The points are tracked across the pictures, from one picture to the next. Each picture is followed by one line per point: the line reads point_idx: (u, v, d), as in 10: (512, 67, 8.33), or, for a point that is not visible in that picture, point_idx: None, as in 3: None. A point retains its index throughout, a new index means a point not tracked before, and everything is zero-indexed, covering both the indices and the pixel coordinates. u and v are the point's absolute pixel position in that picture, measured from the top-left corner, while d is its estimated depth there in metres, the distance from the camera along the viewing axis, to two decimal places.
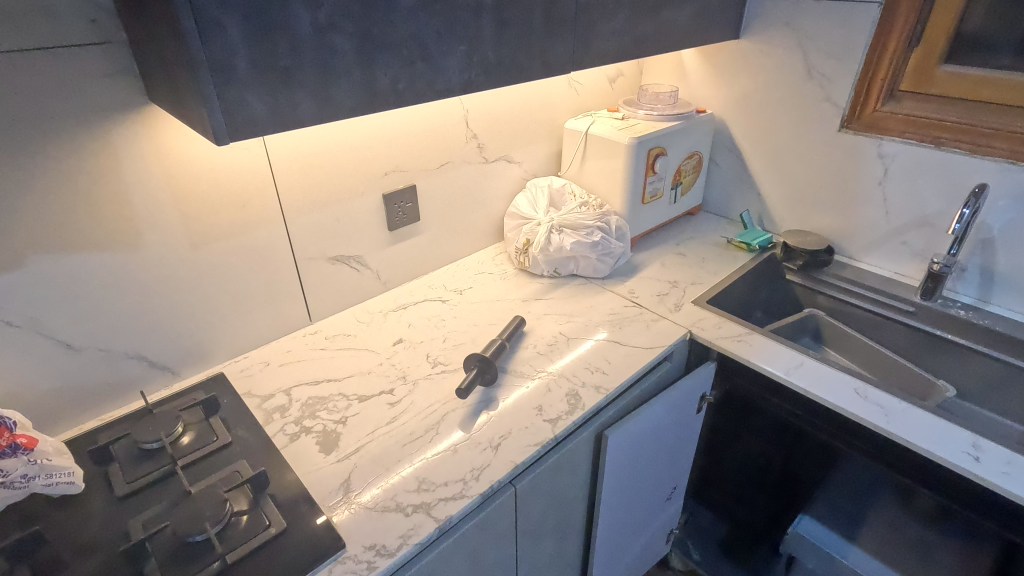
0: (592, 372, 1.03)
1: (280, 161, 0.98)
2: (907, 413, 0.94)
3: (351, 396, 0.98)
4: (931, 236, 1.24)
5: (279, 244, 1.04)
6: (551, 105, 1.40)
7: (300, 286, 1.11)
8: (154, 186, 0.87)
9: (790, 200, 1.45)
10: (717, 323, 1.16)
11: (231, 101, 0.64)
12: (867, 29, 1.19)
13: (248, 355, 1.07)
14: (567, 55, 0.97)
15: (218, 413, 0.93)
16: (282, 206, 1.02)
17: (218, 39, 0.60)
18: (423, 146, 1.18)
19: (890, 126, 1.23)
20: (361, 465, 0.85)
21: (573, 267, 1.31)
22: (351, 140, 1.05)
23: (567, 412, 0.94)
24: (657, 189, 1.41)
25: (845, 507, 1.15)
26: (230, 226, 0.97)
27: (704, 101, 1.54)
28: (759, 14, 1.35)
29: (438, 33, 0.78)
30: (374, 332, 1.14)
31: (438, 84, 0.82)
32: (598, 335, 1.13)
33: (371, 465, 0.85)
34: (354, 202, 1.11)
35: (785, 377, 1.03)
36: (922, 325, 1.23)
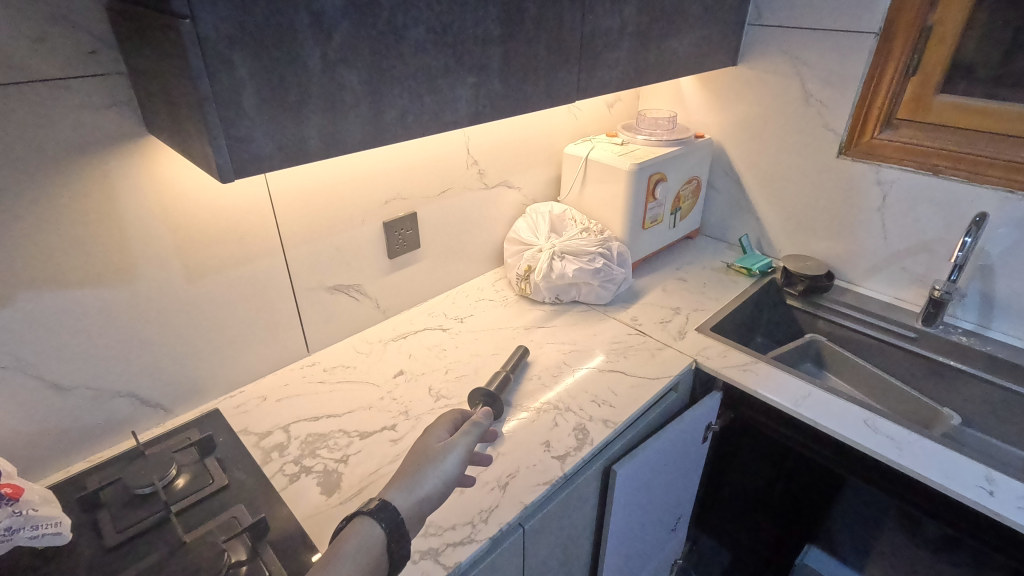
0: (599, 404, 1.01)
1: (280, 191, 0.96)
2: (918, 445, 0.93)
3: (352, 433, 0.95)
4: (930, 262, 1.24)
5: (277, 274, 1.01)
6: (551, 130, 1.39)
7: (298, 317, 1.08)
8: (151, 220, 0.84)
9: (788, 224, 1.46)
10: (721, 351, 1.15)
11: (238, 138, 0.61)
12: (864, 58, 1.20)
13: (244, 390, 1.04)
14: (572, 85, 0.97)
15: (213, 453, 0.89)
16: (281, 237, 0.99)
17: (227, 76, 0.58)
18: (424, 173, 1.16)
19: (887, 154, 1.23)
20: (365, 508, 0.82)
21: (574, 294, 1.29)
22: (353, 169, 1.04)
23: (575, 448, 0.92)
24: (657, 215, 1.41)
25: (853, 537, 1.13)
26: (228, 257, 0.94)
27: (701, 126, 1.54)
28: (757, 42, 1.36)
29: (446, 67, 0.77)
30: (374, 364, 1.11)
31: (446, 117, 0.80)
32: (597, 357, 1.13)
33: None
34: (354, 231, 1.09)
35: (793, 408, 1.01)
36: (923, 351, 1.23)
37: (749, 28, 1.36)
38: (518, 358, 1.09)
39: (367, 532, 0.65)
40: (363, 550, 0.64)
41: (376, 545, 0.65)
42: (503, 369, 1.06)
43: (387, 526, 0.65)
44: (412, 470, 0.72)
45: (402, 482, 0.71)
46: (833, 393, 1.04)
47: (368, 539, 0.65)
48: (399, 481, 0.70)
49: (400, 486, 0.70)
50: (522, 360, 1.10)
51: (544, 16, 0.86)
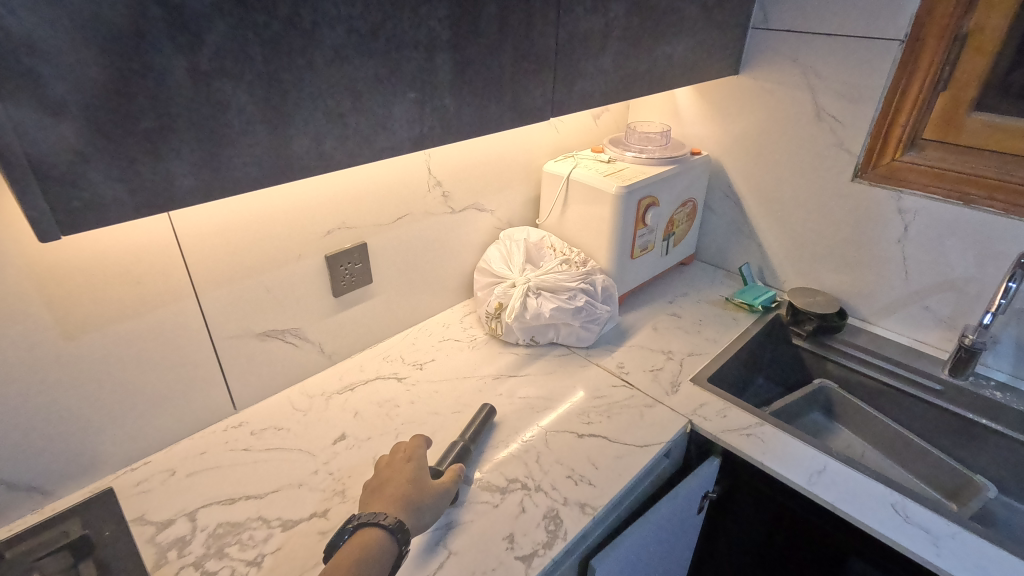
0: (575, 482, 0.84)
1: (186, 227, 0.78)
2: (958, 541, 0.77)
3: (273, 522, 0.77)
4: (958, 303, 1.09)
5: (188, 324, 0.84)
6: (528, 145, 1.22)
7: (220, 370, 0.91)
8: (8, 268, 0.66)
9: (795, 253, 1.30)
10: (720, 410, 0.98)
11: (61, 181, 0.44)
12: (887, 70, 1.04)
13: (150, 461, 0.86)
14: (545, 99, 0.80)
15: (93, 554, 0.72)
16: (192, 280, 0.82)
17: (34, 96, 0.41)
18: (375, 198, 0.99)
19: (911, 179, 1.08)
20: None
21: (552, 335, 1.12)
22: (284, 197, 0.86)
23: (545, 544, 0.75)
24: (648, 242, 1.25)
25: None
26: (118, 308, 0.76)
27: (698, 141, 1.38)
28: (762, 48, 1.20)
29: (377, 78, 0.60)
30: (312, 425, 0.94)
31: (379, 142, 0.63)
32: (575, 395, 1.01)
33: None
34: (288, 268, 0.92)
35: (807, 488, 0.85)
36: (950, 406, 1.07)
37: (754, 33, 1.20)
38: (478, 424, 0.91)
39: (379, 540, 0.66)
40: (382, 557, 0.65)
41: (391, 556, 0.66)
42: (461, 437, 0.88)
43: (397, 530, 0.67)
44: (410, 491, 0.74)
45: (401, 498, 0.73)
46: (852, 467, 0.88)
47: (384, 548, 0.66)
48: (402, 498, 0.72)
49: (401, 502, 0.72)
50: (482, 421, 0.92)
51: (509, 16, 0.69)
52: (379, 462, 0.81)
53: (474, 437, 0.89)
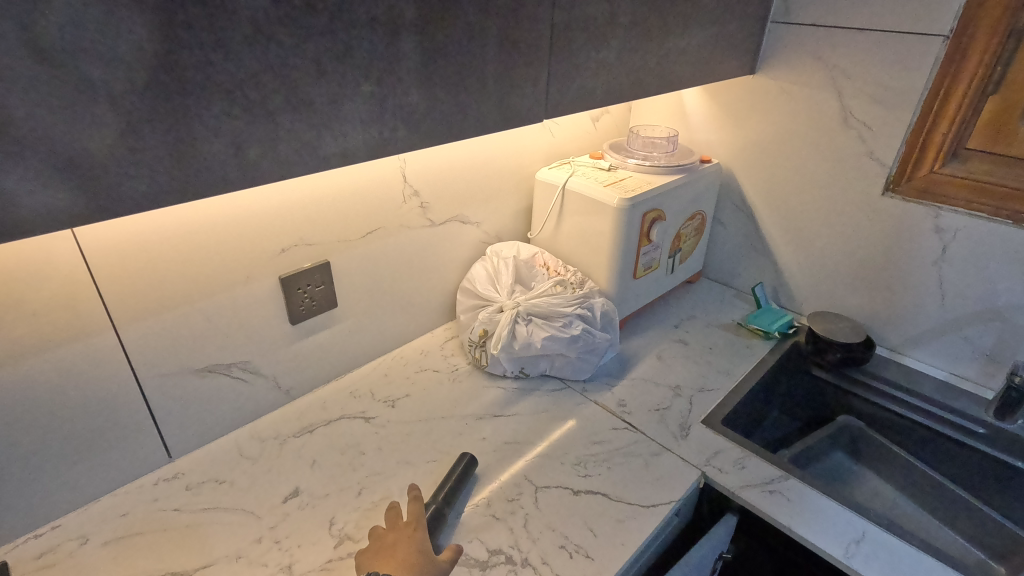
0: (570, 554, 0.70)
1: (98, 247, 0.64)
2: None
3: None
4: (1004, 334, 0.96)
5: (104, 362, 0.70)
6: (520, 150, 1.09)
7: (150, 414, 0.77)
8: None
9: (814, 274, 1.17)
10: (738, 460, 0.85)
11: None
12: (926, 70, 0.92)
13: (61, 524, 0.72)
14: (538, 98, 0.67)
15: None
16: (108, 310, 0.68)
17: None
18: (341, 210, 0.85)
19: (951, 194, 0.95)
20: None
21: (545, 367, 0.99)
22: (225, 210, 0.72)
23: None
24: (652, 260, 1.11)
25: None
26: (10, 347, 0.62)
27: (707, 148, 1.25)
28: (782, 45, 1.07)
29: (320, 66, 0.46)
30: (260, 477, 0.80)
31: (324, 147, 0.50)
32: (569, 423, 0.91)
33: None
34: (233, 293, 0.78)
35: (844, 562, 0.72)
36: (994, 452, 0.94)
37: (772, 27, 1.07)
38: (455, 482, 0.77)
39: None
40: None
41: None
42: (435, 498, 0.74)
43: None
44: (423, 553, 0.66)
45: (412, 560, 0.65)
46: (896, 534, 0.74)
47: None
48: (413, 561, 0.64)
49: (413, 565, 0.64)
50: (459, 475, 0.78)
51: None
52: (376, 526, 0.69)
53: (449, 497, 0.75)
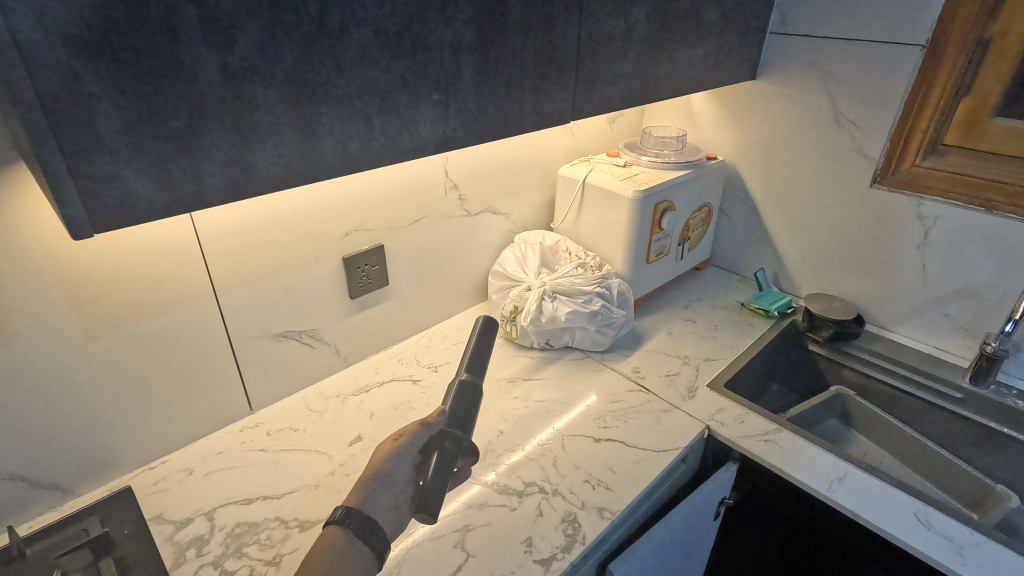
0: (593, 486, 0.83)
1: (207, 227, 0.78)
2: (980, 549, 0.76)
3: (290, 523, 0.78)
4: (980, 311, 1.07)
5: (207, 325, 0.84)
6: (544, 149, 1.22)
7: (237, 370, 0.91)
8: (30, 267, 0.66)
9: (811, 260, 1.29)
10: (738, 415, 0.98)
11: (96, 178, 0.44)
12: (908, 75, 1.04)
13: (167, 460, 0.86)
14: (566, 103, 0.80)
15: (113, 552, 0.72)
16: (212, 280, 0.82)
17: (71, 94, 0.41)
18: (393, 201, 0.99)
19: (932, 185, 1.07)
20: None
21: (568, 339, 1.12)
22: (303, 198, 0.86)
23: (563, 548, 0.74)
24: (663, 246, 1.24)
25: None
26: (141, 307, 0.76)
27: (713, 146, 1.38)
28: (780, 53, 1.19)
29: (403, 80, 0.60)
30: (328, 426, 0.94)
31: (403, 142, 0.63)
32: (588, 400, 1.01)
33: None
34: (305, 270, 0.92)
35: (827, 495, 0.84)
36: (971, 414, 1.05)
37: (772, 38, 1.19)
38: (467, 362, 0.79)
39: (348, 546, 0.64)
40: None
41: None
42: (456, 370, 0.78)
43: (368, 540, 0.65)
44: (381, 466, 0.71)
45: (379, 491, 0.70)
46: (873, 474, 0.87)
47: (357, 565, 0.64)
48: (372, 487, 0.70)
49: (372, 494, 0.69)
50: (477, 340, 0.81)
51: (532, 17, 0.69)
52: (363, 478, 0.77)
53: (473, 365, 0.79)
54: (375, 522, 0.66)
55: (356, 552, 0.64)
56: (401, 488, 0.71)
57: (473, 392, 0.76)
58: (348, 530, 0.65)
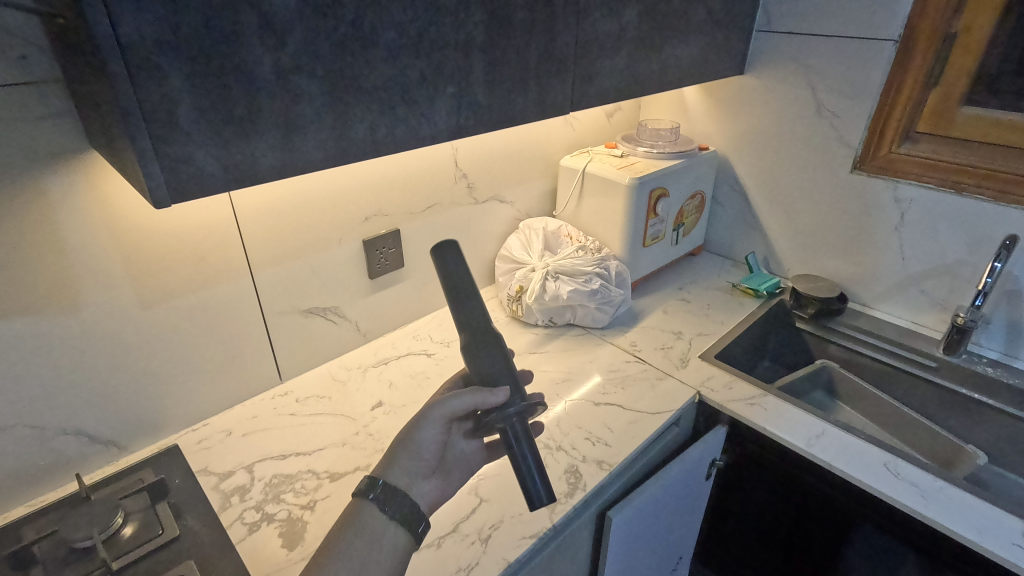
0: (593, 442, 0.92)
1: (245, 210, 0.87)
2: (942, 492, 0.85)
3: (321, 474, 0.87)
4: (952, 286, 1.16)
5: (244, 300, 0.93)
6: (546, 141, 1.31)
7: (269, 342, 1.00)
8: (96, 242, 0.75)
9: (798, 243, 1.37)
10: (726, 382, 1.06)
11: (174, 157, 0.53)
12: (882, 68, 1.12)
13: (207, 423, 0.96)
14: (566, 95, 0.89)
15: (167, 498, 0.82)
16: (248, 259, 0.91)
17: (157, 88, 0.50)
18: (408, 188, 1.08)
19: (907, 169, 1.15)
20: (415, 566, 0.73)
21: (569, 316, 1.21)
22: (327, 185, 0.95)
23: (566, 494, 0.83)
24: (659, 231, 1.33)
25: None
26: (188, 281, 0.85)
27: (705, 138, 1.46)
28: (766, 49, 1.28)
29: (423, 75, 0.69)
30: (351, 394, 1.03)
31: (422, 131, 0.72)
32: (593, 379, 1.07)
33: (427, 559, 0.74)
34: (330, 251, 1.01)
35: (806, 449, 0.93)
36: (944, 381, 1.14)
37: (758, 35, 1.28)
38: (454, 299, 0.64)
39: (367, 514, 0.64)
40: (385, 550, 0.63)
41: (398, 545, 0.64)
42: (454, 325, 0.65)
43: (390, 511, 0.64)
44: (411, 434, 0.68)
45: (401, 457, 0.68)
46: (849, 431, 0.95)
47: (379, 533, 0.64)
48: (394, 455, 0.68)
49: (395, 464, 0.68)
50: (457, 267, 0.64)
51: (534, 20, 0.78)
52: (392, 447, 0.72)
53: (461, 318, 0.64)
54: (398, 490, 0.66)
55: (379, 521, 0.64)
56: (426, 457, 0.70)
57: (497, 340, 0.65)
58: (369, 499, 0.65)
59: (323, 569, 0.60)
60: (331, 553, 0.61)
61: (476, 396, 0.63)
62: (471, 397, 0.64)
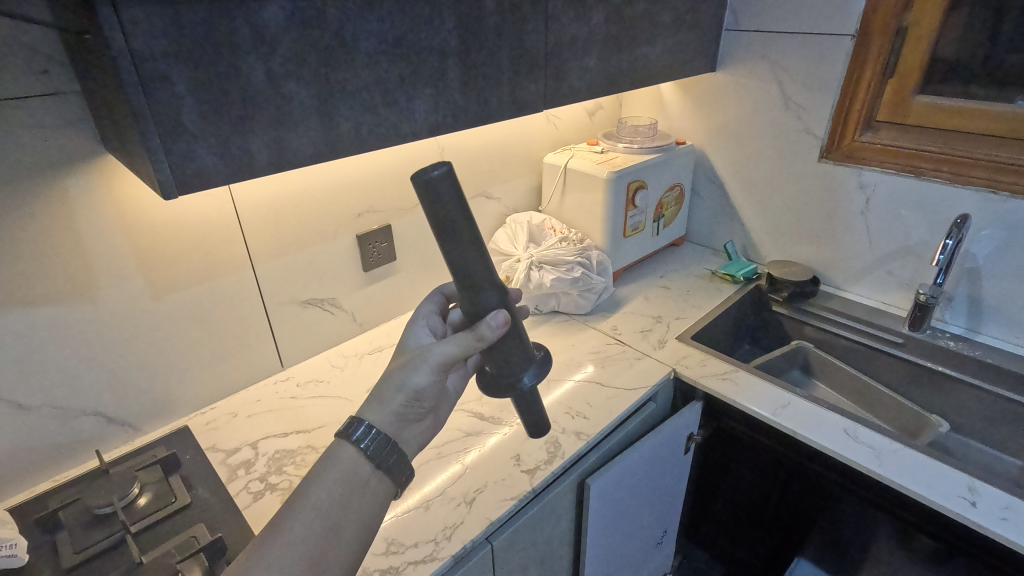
0: (572, 416, 0.99)
1: (246, 208, 0.95)
2: (896, 453, 0.91)
3: (320, 449, 0.94)
4: (917, 265, 1.22)
5: (246, 291, 1.01)
6: (530, 140, 1.38)
7: (270, 331, 1.07)
8: (111, 236, 0.83)
9: (774, 231, 1.44)
10: (701, 360, 1.13)
11: (180, 154, 0.61)
12: (841, 61, 1.19)
13: (215, 407, 1.03)
14: (539, 94, 0.96)
15: (178, 471, 0.89)
16: (249, 252, 0.98)
17: (164, 93, 0.58)
18: (398, 186, 1.15)
19: (869, 156, 1.21)
20: (408, 523, 0.80)
21: (554, 304, 1.27)
22: (322, 184, 1.03)
23: (545, 461, 0.90)
24: (638, 222, 1.40)
25: (847, 532, 1.16)
26: (194, 273, 0.93)
27: (683, 133, 1.53)
28: (735, 47, 1.35)
29: (402, 78, 0.77)
30: (348, 379, 1.10)
31: (404, 128, 0.80)
32: (586, 370, 1.10)
33: (418, 519, 0.81)
34: (326, 245, 1.08)
35: (772, 418, 0.99)
36: (910, 355, 1.20)
37: (727, 34, 1.35)
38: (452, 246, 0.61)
39: (347, 456, 0.63)
40: (366, 500, 0.62)
41: (377, 495, 0.63)
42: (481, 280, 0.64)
43: (372, 457, 0.63)
44: (407, 376, 0.66)
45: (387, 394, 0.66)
46: (814, 402, 1.02)
47: (357, 477, 0.62)
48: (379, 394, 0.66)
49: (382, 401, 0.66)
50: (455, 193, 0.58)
51: (504, 25, 0.86)
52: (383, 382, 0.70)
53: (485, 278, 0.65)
54: (384, 436, 0.64)
55: (361, 467, 0.63)
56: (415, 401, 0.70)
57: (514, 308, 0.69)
58: (349, 438, 0.63)
59: (299, 514, 0.58)
60: (308, 498, 0.59)
61: (476, 335, 0.65)
62: (471, 340, 0.65)
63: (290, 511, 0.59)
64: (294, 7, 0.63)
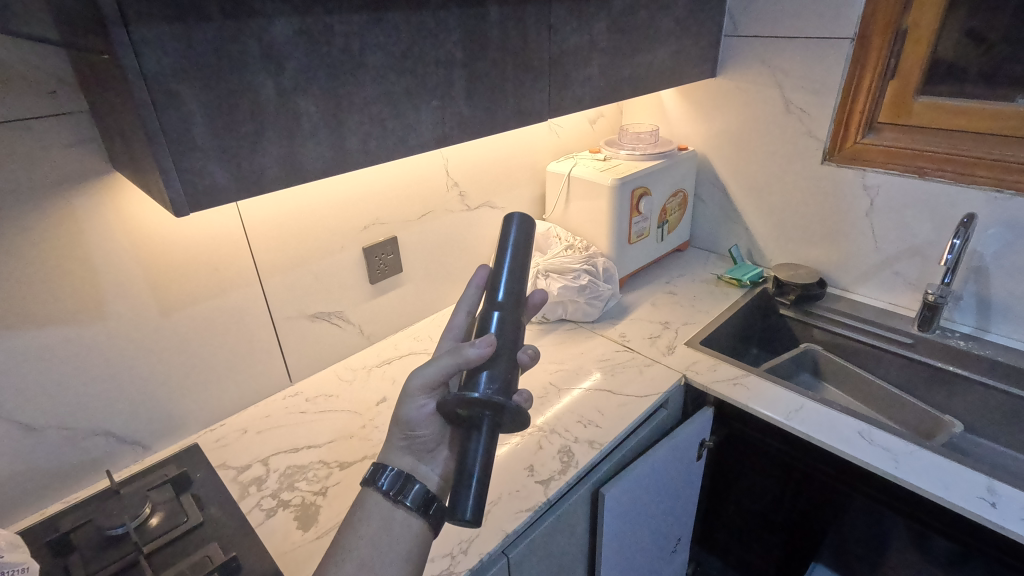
0: (584, 424, 0.98)
1: (254, 223, 0.95)
2: (912, 455, 0.90)
3: (332, 464, 0.93)
4: (923, 266, 1.21)
5: (254, 306, 1.00)
6: (532, 149, 1.39)
7: (279, 346, 1.07)
8: (119, 255, 0.83)
9: (779, 235, 1.44)
10: (711, 365, 1.12)
11: (192, 171, 0.61)
12: (842, 64, 1.19)
13: (224, 423, 1.03)
14: (544, 103, 0.96)
15: (190, 490, 0.88)
16: (257, 268, 0.98)
17: (176, 110, 0.58)
18: (403, 198, 1.15)
19: (872, 158, 1.22)
20: None
21: (561, 312, 1.27)
22: (328, 198, 1.03)
23: (560, 471, 0.89)
24: (643, 229, 1.40)
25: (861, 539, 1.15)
26: (201, 290, 0.93)
27: (685, 139, 1.54)
28: (735, 52, 1.36)
29: (409, 91, 0.77)
30: (357, 392, 1.10)
31: (410, 141, 0.80)
32: (593, 378, 1.10)
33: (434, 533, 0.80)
34: (333, 258, 1.08)
35: (786, 422, 0.99)
36: (920, 356, 1.19)
37: (726, 40, 1.36)
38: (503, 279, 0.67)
39: (377, 501, 0.65)
40: (398, 534, 0.63)
41: (415, 531, 0.64)
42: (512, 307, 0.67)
43: (401, 497, 0.64)
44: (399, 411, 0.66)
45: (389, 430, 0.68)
46: (827, 404, 1.01)
47: (390, 520, 0.64)
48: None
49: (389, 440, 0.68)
50: (517, 241, 0.70)
51: (508, 36, 0.86)
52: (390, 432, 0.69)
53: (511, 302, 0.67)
54: (404, 473, 0.65)
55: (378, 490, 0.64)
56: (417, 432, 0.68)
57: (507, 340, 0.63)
58: (373, 485, 0.65)
59: (336, 559, 0.61)
60: (343, 545, 0.62)
61: (456, 358, 0.61)
62: (450, 363, 0.61)
63: (328, 562, 0.61)
64: (302, 23, 0.64)
